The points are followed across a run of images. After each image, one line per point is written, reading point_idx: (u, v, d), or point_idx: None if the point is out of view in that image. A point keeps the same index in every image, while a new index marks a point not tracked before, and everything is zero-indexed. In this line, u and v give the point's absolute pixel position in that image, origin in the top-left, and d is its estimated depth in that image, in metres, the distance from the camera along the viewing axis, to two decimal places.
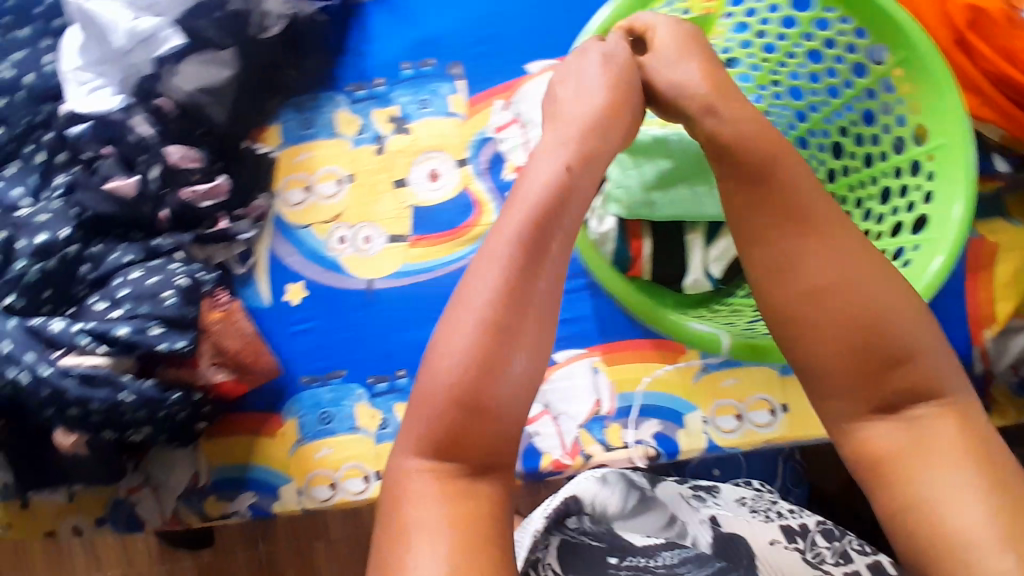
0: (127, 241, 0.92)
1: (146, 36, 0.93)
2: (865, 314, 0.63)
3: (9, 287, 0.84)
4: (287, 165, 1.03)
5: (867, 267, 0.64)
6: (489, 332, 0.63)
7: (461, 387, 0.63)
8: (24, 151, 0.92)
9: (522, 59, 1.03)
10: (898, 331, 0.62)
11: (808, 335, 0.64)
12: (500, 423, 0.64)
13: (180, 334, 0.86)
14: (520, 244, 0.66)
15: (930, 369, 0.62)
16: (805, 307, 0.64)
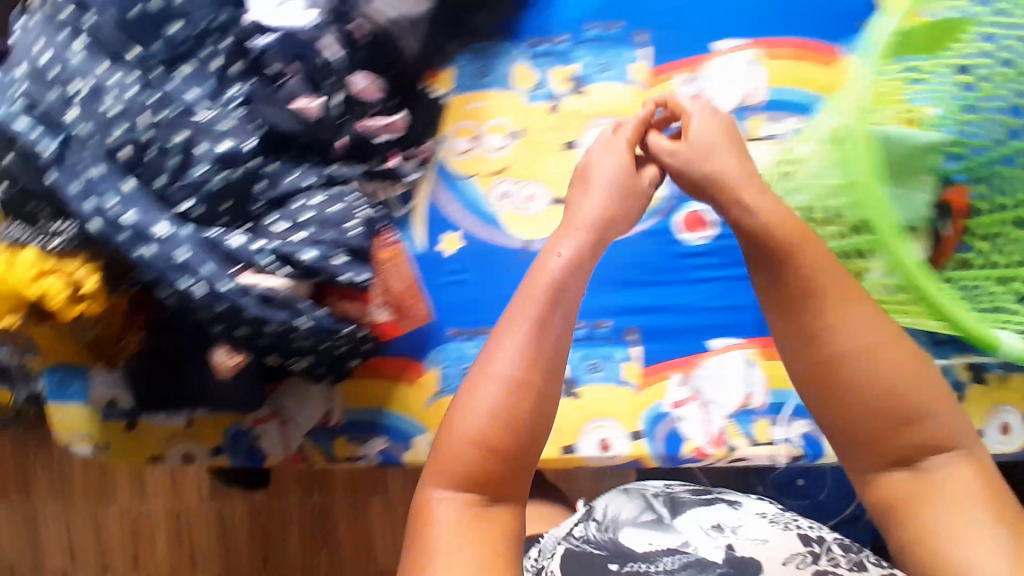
0: (303, 165, 0.87)
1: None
2: (864, 383, 0.60)
3: (189, 193, 0.78)
4: (457, 111, 1.01)
5: (856, 329, 0.61)
6: (511, 387, 0.61)
7: (500, 425, 0.60)
8: (197, 53, 0.83)
9: (711, 37, 1.03)
10: (892, 395, 0.60)
11: (837, 395, 0.61)
12: (532, 448, 0.62)
13: (360, 267, 0.83)
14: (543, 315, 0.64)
15: (915, 413, 0.60)
16: (812, 372, 0.62)
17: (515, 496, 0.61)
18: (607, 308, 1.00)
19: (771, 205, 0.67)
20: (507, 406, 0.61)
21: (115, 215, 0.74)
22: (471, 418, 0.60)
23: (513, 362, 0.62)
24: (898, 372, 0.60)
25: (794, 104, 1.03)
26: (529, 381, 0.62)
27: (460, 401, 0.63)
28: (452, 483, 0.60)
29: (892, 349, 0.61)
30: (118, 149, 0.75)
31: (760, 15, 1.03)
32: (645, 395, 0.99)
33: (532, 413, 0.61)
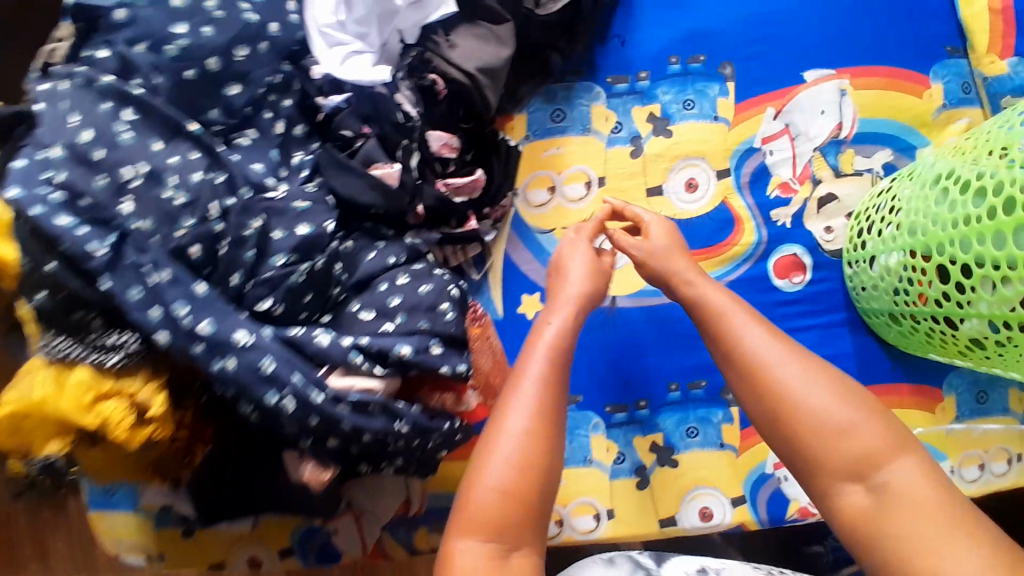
0: (383, 240, 0.79)
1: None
2: (807, 408, 0.59)
3: (267, 289, 0.68)
4: (533, 160, 0.93)
5: (799, 364, 0.62)
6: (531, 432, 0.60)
7: (526, 471, 0.58)
8: (261, 118, 0.75)
9: (799, 66, 0.95)
10: (811, 414, 0.59)
11: (793, 430, 0.59)
12: (547, 494, 0.59)
13: (458, 356, 0.74)
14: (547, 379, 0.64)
15: (833, 427, 0.58)
16: (765, 413, 0.61)
17: (533, 543, 0.58)
18: (702, 365, 0.92)
19: (714, 288, 0.71)
20: (529, 451, 0.59)
21: (189, 326, 0.64)
22: (497, 463, 0.58)
23: (533, 405, 0.61)
24: (811, 388, 0.60)
25: (886, 135, 0.95)
26: (548, 426, 0.61)
27: (479, 449, 0.60)
28: (480, 534, 0.56)
29: (806, 373, 0.61)
30: (188, 248, 0.65)
31: (848, 41, 0.96)
32: (746, 459, 0.92)
33: (550, 458, 0.60)
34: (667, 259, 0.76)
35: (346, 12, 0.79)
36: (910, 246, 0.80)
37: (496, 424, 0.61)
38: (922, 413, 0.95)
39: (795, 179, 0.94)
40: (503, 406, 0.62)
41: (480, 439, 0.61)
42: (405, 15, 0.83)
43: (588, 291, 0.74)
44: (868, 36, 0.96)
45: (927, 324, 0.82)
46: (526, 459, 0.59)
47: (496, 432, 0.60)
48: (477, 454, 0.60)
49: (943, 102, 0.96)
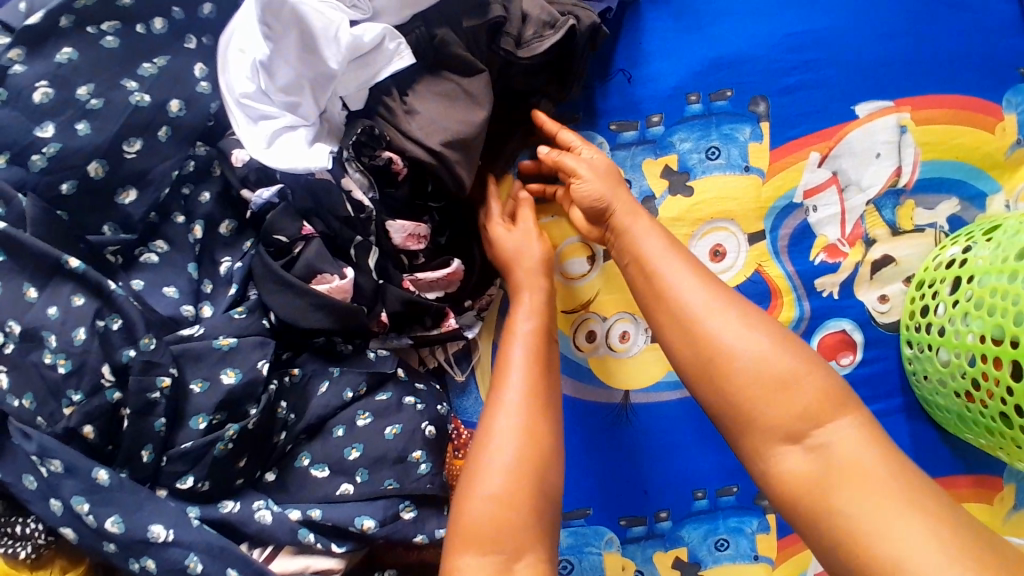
0: (339, 363, 0.64)
1: (371, 47, 0.64)
2: (747, 357, 0.53)
3: (185, 465, 0.55)
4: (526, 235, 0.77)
5: (728, 312, 0.55)
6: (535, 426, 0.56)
7: (523, 467, 0.53)
8: (171, 223, 0.61)
9: (849, 100, 0.77)
10: (745, 370, 0.52)
11: (734, 383, 0.53)
12: (547, 492, 0.54)
13: (437, 516, 0.61)
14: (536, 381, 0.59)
15: (772, 379, 0.52)
16: (692, 363, 0.55)
17: (544, 546, 0.52)
18: (734, 469, 0.78)
19: (651, 228, 0.64)
20: (526, 448, 0.54)
21: (94, 524, 0.52)
22: (494, 465, 0.53)
23: (523, 403, 0.57)
24: (743, 336, 0.54)
25: (951, 180, 0.78)
26: (538, 403, 0.58)
27: (471, 460, 0.55)
28: (482, 547, 0.50)
29: (738, 322, 0.54)
30: (78, 429, 0.52)
31: (905, 65, 0.78)
32: (784, 570, 0.79)
33: (552, 452, 0.56)
34: (611, 187, 0.68)
35: (268, 79, 0.62)
36: (992, 355, 0.64)
37: (487, 426, 0.56)
38: (981, 505, 0.81)
39: (845, 240, 0.78)
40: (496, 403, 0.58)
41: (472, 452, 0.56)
42: (347, 73, 0.65)
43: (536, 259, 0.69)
44: (930, 58, 0.78)
45: (1001, 439, 0.68)
46: (519, 460, 0.54)
47: (492, 432, 0.56)
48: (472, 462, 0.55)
49: (1018, 137, 0.78)
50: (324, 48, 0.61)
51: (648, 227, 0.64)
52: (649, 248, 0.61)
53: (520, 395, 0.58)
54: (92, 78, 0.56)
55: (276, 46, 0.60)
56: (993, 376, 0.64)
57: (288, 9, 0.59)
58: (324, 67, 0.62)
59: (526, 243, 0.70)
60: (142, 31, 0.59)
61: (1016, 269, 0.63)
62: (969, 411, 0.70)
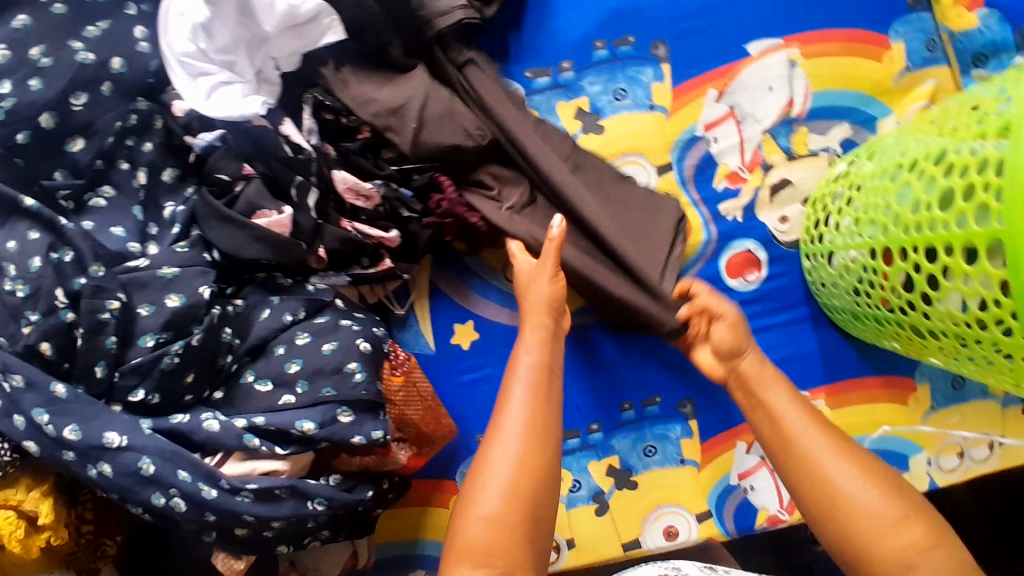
0: (280, 293, 0.71)
1: (307, 18, 0.72)
2: (864, 502, 0.53)
3: (135, 379, 0.62)
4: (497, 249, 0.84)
5: (846, 452, 0.56)
6: (536, 439, 0.57)
7: (515, 501, 0.54)
8: (117, 170, 0.67)
9: (741, 38, 0.85)
10: (863, 514, 0.53)
11: (847, 520, 0.53)
12: (547, 497, 0.56)
13: (373, 420, 0.68)
14: (537, 393, 0.60)
15: (886, 528, 0.52)
16: (811, 493, 0.56)
17: (525, 553, 0.53)
18: (659, 381, 0.86)
19: (768, 369, 0.65)
20: (520, 480, 0.55)
21: (53, 434, 0.59)
22: (492, 484, 0.55)
23: (523, 426, 0.58)
24: (862, 482, 0.54)
25: (841, 108, 0.86)
26: (538, 420, 0.58)
27: (472, 476, 0.56)
28: (474, 546, 0.52)
29: (859, 468, 0.55)
30: (37, 346, 0.59)
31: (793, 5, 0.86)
32: (711, 471, 0.86)
33: (543, 490, 0.56)
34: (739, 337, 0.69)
35: (207, 39, 0.69)
36: (872, 247, 0.71)
37: (486, 453, 0.57)
38: (897, 408, 0.89)
39: (744, 167, 0.86)
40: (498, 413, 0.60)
41: (480, 449, 0.58)
42: (283, 40, 0.73)
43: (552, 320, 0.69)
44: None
45: (889, 327, 0.76)
46: (515, 486, 0.55)
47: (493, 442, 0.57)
48: (472, 474, 0.56)
49: (906, 64, 0.87)
50: (260, 14, 0.70)
51: (766, 371, 0.65)
52: (771, 382, 0.63)
53: (522, 419, 0.58)
54: (43, 40, 0.63)
55: (216, 9, 0.69)
56: (876, 267, 0.71)
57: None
58: (261, 30, 0.71)
59: (536, 280, 0.71)
60: None
61: (889, 168, 0.71)
62: (861, 307, 0.78)
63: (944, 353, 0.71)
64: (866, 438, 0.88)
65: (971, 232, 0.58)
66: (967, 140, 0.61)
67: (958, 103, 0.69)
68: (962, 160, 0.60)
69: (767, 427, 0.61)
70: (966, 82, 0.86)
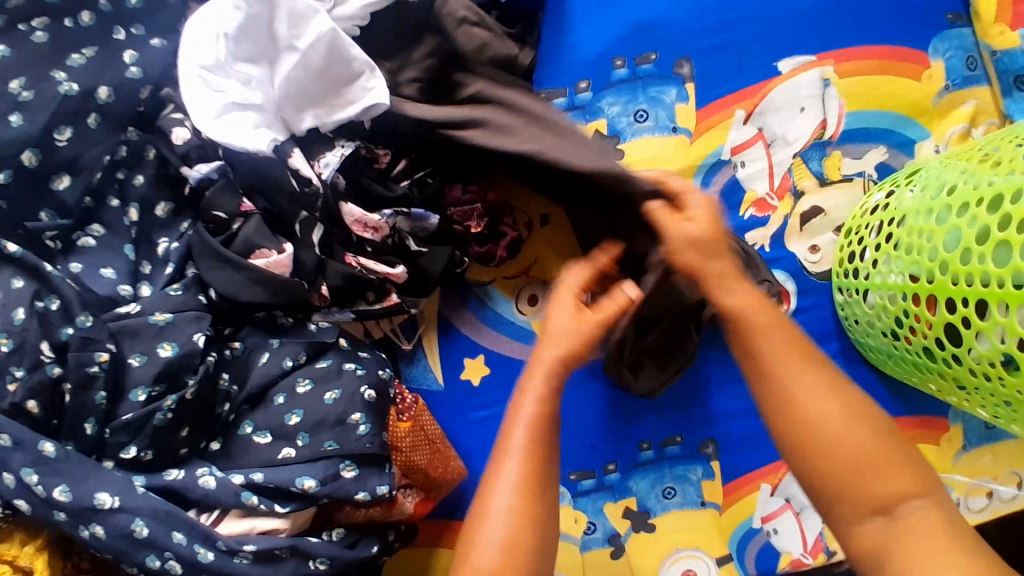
0: (279, 334, 0.67)
1: (353, 70, 0.68)
2: (815, 404, 0.47)
3: (127, 436, 0.59)
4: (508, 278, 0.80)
5: (802, 364, 0.48)
6: (532, 493, 0.47)
7: (513, 558, 0.45)
8: (106, 208, 0.65)
9: (770, 57, 0.80)
10: (828, 434, 0.46)
11: (811, 429, 0.46)
12: (541, 558, 0.46)
13: (377, 474, 0.64)
14: (540, 438, 0.49)
15: (858, 456, 0.45)
16: (775, 424, 0.47)
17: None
18: (678, 420, 0.83)
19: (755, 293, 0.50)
20: (520, 532, 0.46)
21: (43, 494, 0.56)
22: (491, 536, 0.46)
23: (524, 477, 0.47)
24: (820, 397, 0.47)
25: (878, 129, 0.81)
26: (537, 473, 0.48)
27: (470, 524, 0.47)
28: None
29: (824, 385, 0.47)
30: (24, 404, 0.57)
31: (838, 33, 0.81)
32: (732, 514, 0.83)
33: (540, 539, 0.47)
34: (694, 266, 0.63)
35: (227, 49, 0.65)
36: (913, 291, 0.66)
37: (484, 499, 0.47)
38: (927, 447, 0.84)
39: (773, 194, 0.80)
40: (507, 441, 0.48)
41: (472, 505, 0.48)
42: (313, 76, 0.68)
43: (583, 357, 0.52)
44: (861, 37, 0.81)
45: (926, 372, 0.71)
46: (519, 541, 0.46)
47: (500, 477, 0.47)
48: (464, 531, 0.47)
49: (946, 83, 0.81)
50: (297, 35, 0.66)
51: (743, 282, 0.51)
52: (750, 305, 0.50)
53: (520, 475, 0.47)
54: (23, 72, 0.61)
55: None
56: (915, 313, 0.66)
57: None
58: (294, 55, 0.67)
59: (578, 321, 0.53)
60: (70, 25, 0.63)
61: (933, 206, 0.65)
62: (896, 350, 0.73)
63: (982, 406, 0.67)
64: None
65: None
66: None
67: (1015, 140, 0.63)
68: (1019, 212, 0.55)
69: (737, 349, 0.50)
70: (1012, 107, 0.80)
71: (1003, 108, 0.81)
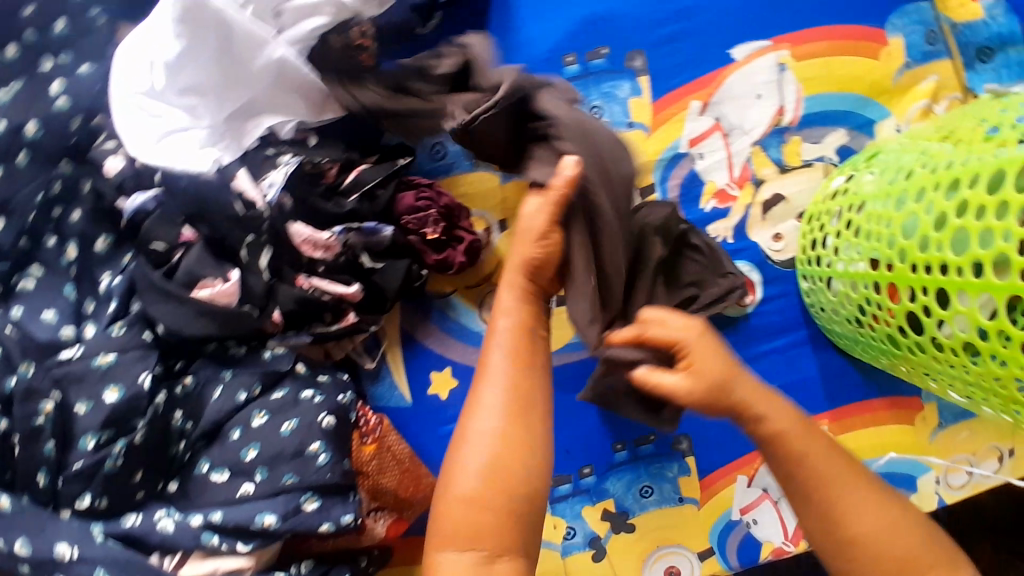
0: (233, 365, 0.65)
1: (302, 81, 0.67)
2: (854, 519, 0.49)
3: (80, 485, 0.58)
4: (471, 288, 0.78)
5: (844, 482, 0.50)
6: (514, 417, 0.51)
7: (496, 477, 0.49)
8: (43, 249, 0.62)
9: (724, 43, 0.78)
10: (880, 543, 0.48)
11: (858, 542, 0.49)
12: (532, 471, 0.50)
13: (342, 503, 0.62)
14: (516, 344, 0.53)
15: (904, 560, 0.48)
16: (811, 519, 0.50)
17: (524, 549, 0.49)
18: None
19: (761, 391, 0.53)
20: (500, 457, 0.49)
21: (6, 549, 0.56)
22: (470, 464, 0.50)
23: (506, 401, 0.51)
24: (861, 512, 0.49)
25: (837, 113, 0.79)
26: (518, 389, 0.52)
27: (451, 452, 0.51)
28: (456, 545, 0.48)
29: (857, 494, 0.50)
30: None
31: (792, 13, 0.79)
32: (711, 508, 0.82)
33: (527, 459, 0.50)
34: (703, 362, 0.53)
35: (167, 78, 0.61)
36: (875, 280, 0.65)
37: (464, 426, 0.51)
38: (903, 428, 0.83)
39: (734, 184, 0.79)
40: (483, 365, 0.53)
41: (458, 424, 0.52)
42: (260, 89, 0.66)
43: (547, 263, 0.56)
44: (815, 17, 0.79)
45: (892, 358, 0.70)
46: (495, 466, 0.49)
47: (477, 404, 0.51)
48: (450, 456, 0.51)
49: (905, 61, 0.80)
50: (244, 56, 0.63)
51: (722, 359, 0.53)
52: (752, 397, 0.52)
53: (495, 400, 0.51)
54: None
55: (191, 46, 0.60)
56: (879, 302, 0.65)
57: (210, 13, 0.60)
58: (239, 74, 0.64)
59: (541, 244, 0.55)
60: None
61: (893, 192, 0.64)
62: (862, 335, 0.72)
63: (948, 392, 0.66)
64: (875, 461, 0.83)
65: (992, 284, 0.52)
66: (984, 175, 0.54)
67: (974, 123, 0.61)
68: (978, 199, 0.53)
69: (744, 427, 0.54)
70: (972, 79, 0.79)
71: (966, 81, 0.80)
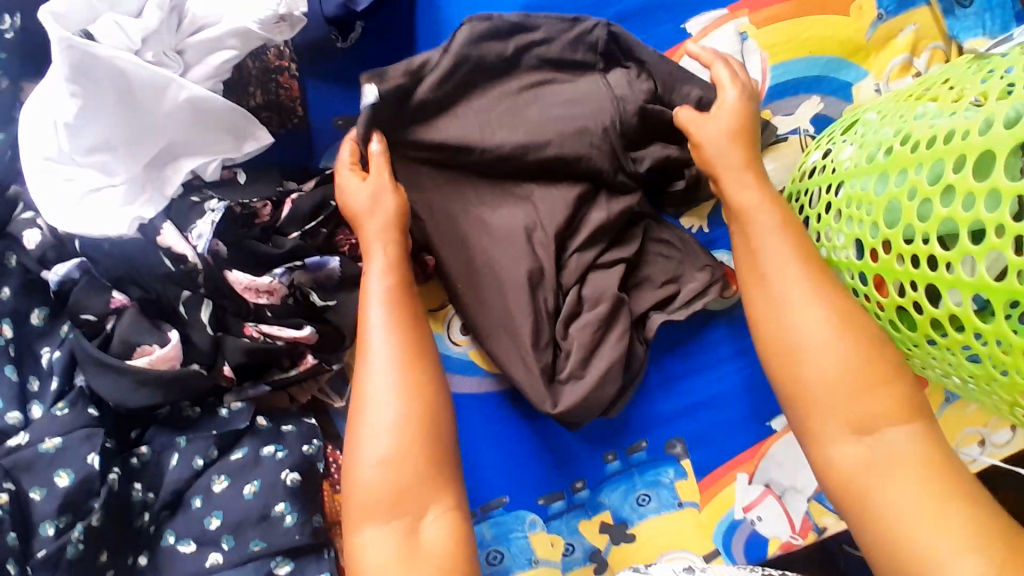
0: (187, 430, 0.62)
1: (219, 115, 0.62)
2: (811, 330, 0.53)
3: (47, 574, 0.54)
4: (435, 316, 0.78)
5: (795, 270, 0.56)
6: (408, 368, 0.54)
7: (405, 438, 0.52)
8: None
9: (677, 19, 0.73)
10: (819, 357, 0.52)
11: (813, 357, 0.52)
12: (440, 420, 0.54)
13: (316, 561, 0.61)
14: (390, 302, 0.57)
15: (854, 379, 0.51)
16: (774, 349, 0.55)
17: (451, 497, 0.52)
18: (643, 423, 0.79)
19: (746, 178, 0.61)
20: (408, 413, 0.53)
21: None
22: (378, 424, 0.52)
23: (394, 351, 0.55)
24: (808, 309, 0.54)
25: (810, 79, 0.73)
26: (403, 326, 0.56)
27: (352, 434, 0.53)
28: (380, 520, 0.50)
29: (805, 279, 0.55)
30: None
31: None
32: (713, 510, 0.78)
33: (434, 410, 0.54)
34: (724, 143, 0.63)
35: (71, 141, 0.56)
36: (861, 270, 0.59)
37: (360, 390, 0.54)
38: None
39: None
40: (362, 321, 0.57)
41: (350, 414, 0.54)
42: (175, 132, 0.61)
43: (395, 216, 0.61)
44: None
45: None
46: (406, 419, 0.52)
47: (367, 352, 0.55)
48: (353, 430, 0.53)
49: (879, 13, 0.73)
50: (149, 102, 0.59)
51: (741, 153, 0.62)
52: (756, 201, 0.60)
53: (388, 354, 0.55)
54: None
55: (87, 102, 0.55)
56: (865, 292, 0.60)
57: (103, 65, 0.55)
58: (148, 120, 0.59)
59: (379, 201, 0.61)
60: None
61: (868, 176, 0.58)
62: None
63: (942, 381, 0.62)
64: None
65: (987, 283, 0.47)
66: (970, 157, 0.48)
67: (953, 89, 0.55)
68: (966, 186, 0.47)
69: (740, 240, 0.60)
70: (953, 26, 0.73)
71: (947, 29, 0.73)
